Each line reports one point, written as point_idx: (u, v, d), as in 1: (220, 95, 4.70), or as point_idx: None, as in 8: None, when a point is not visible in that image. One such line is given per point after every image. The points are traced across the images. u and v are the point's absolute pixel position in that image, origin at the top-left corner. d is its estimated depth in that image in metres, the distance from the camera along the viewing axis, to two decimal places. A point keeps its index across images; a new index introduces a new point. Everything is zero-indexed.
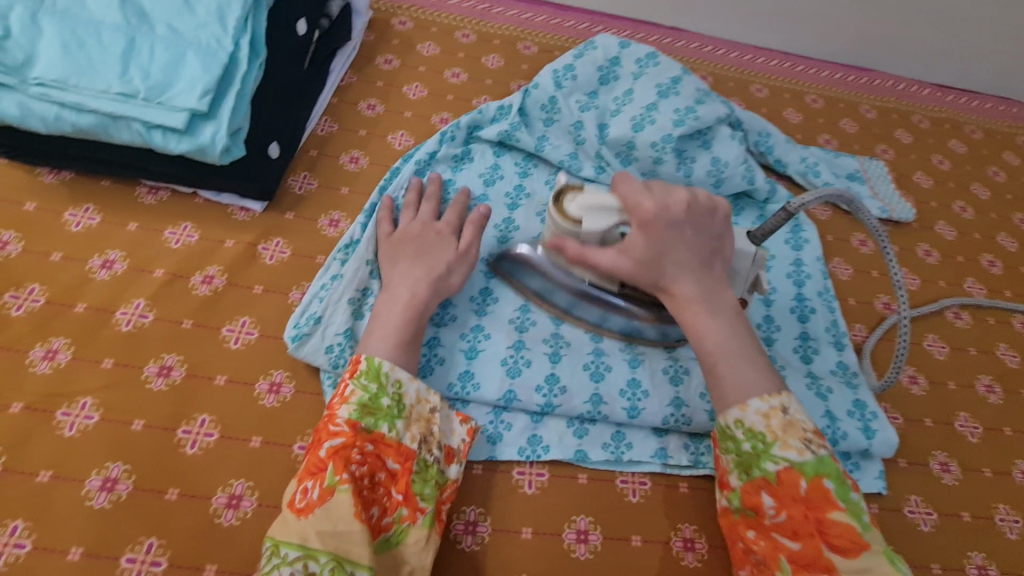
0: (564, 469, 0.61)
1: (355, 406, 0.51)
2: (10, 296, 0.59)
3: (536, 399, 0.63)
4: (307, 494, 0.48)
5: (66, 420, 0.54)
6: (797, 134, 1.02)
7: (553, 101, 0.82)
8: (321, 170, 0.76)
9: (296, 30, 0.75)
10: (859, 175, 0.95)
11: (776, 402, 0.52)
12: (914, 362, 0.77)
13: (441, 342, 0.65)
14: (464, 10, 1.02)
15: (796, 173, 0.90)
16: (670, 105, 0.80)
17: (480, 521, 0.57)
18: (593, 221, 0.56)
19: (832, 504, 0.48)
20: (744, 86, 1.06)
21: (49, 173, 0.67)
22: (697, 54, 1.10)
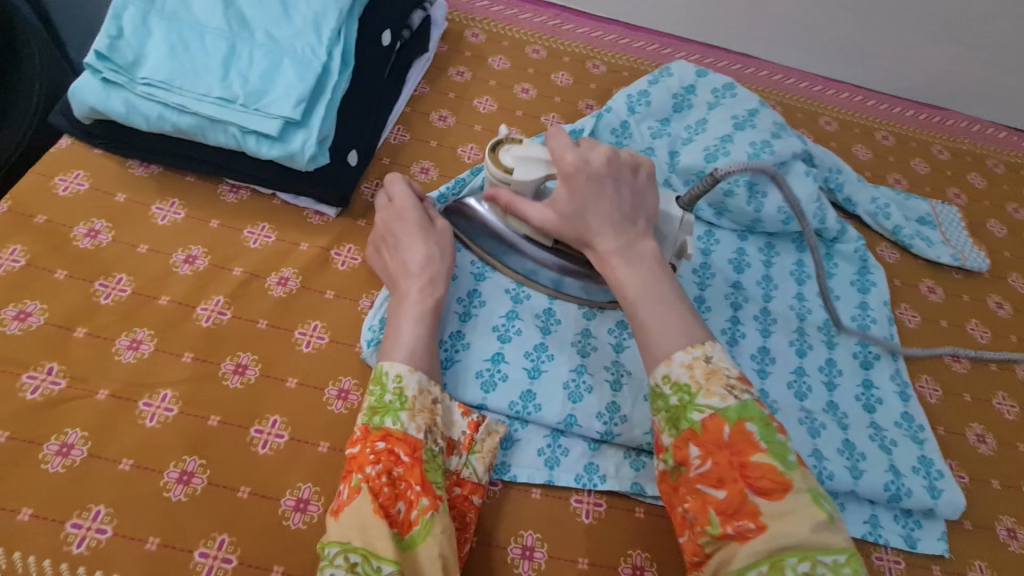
0: (621, 500, 0.61)
1: (366, 410, 0.53)
2: (99, 284, 0.62)
3: (596, 426, 0.62)
4: (340, 496, 0.50)
5: (148, 411, 0.55)
6: (866, 171, 0.99)
7: (625, 125, 0.82)
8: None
9: (380, 41, 0.76)
10: (930, 219, 0.92)
11: (699, 351, 0.49)
12: (981, 421, 0.74)
13: (504, 358, 0.65)
14: (536, 26, 1.02)
15: (867, 213, 0.88)
16: (746, 138, 0.78)
17: (537, 547, 0.57)
18: (524, 173, 0.59)
19: (754, 446, 0.45)
20: (813, 118, 1.04)
21: (139, 166, 0.70)
22: (767, 82, 1.08)
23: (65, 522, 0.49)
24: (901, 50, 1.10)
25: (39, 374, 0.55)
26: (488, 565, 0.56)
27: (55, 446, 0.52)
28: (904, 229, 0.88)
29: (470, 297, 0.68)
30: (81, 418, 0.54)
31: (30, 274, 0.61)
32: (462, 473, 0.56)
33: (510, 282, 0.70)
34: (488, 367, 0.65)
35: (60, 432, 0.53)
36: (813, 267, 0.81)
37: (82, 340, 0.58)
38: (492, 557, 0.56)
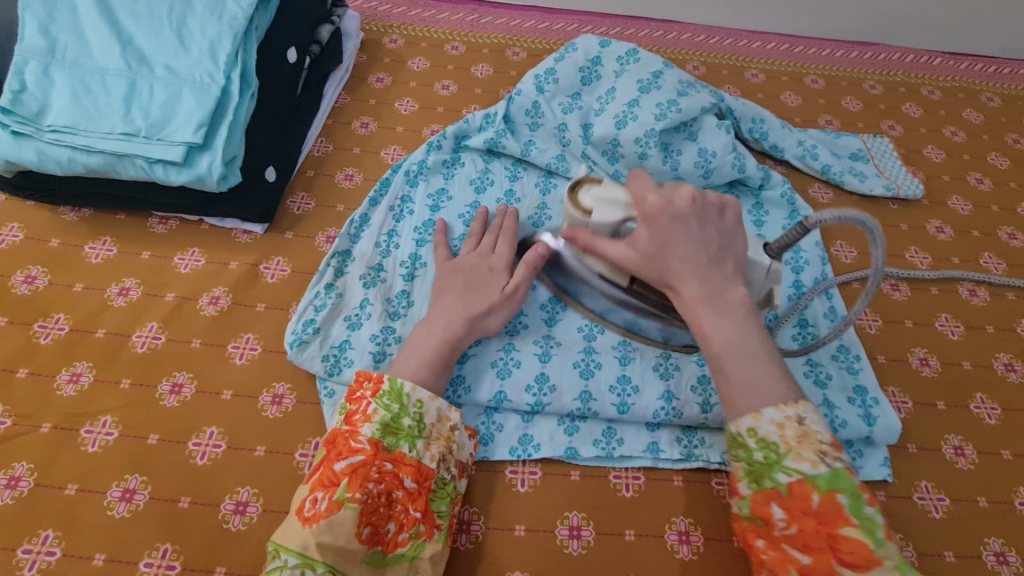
0: (556, 466, 0.63)
1: (378, 425, 0.53)
2: (39, 326, 0.65)
3: (527, 399, 0.64)
4: (315, 504, 0.50)
5: (90, 437, 0.58)
6: (796, 117, 0.99)
7: (536, 106, 0.83)
8: (317, 189, 0.80)
9: (287, 58, 0.78)
10: (862, 153, 0.92)
11: (792, 411, 0.50)
12: (923, 344, 0.74)
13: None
14: (452, 23, 1.04)
15: (794, 156, 0.89)
16: (651, 100, 0.80)
17: (474, 520, 0.59)
18: (601, 214, 0.59)
19: (845, 520, 0.47)
20: (738, 73, 1.05)
21: (70, 212, 0.73)
22: (690, 43, 1.09)
23: (16, 549, 0.52)
24: None
25: None
26: None
27: (3, 480, 0.55)
28: (833, 166, 0.88)
29: (400, 294, 0.69)
30: (27, 452, 0.57)
31: None
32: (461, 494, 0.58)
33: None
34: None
35: (7, 467, 0.56)
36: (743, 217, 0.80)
37: (24, 379, 0.61)
38: None
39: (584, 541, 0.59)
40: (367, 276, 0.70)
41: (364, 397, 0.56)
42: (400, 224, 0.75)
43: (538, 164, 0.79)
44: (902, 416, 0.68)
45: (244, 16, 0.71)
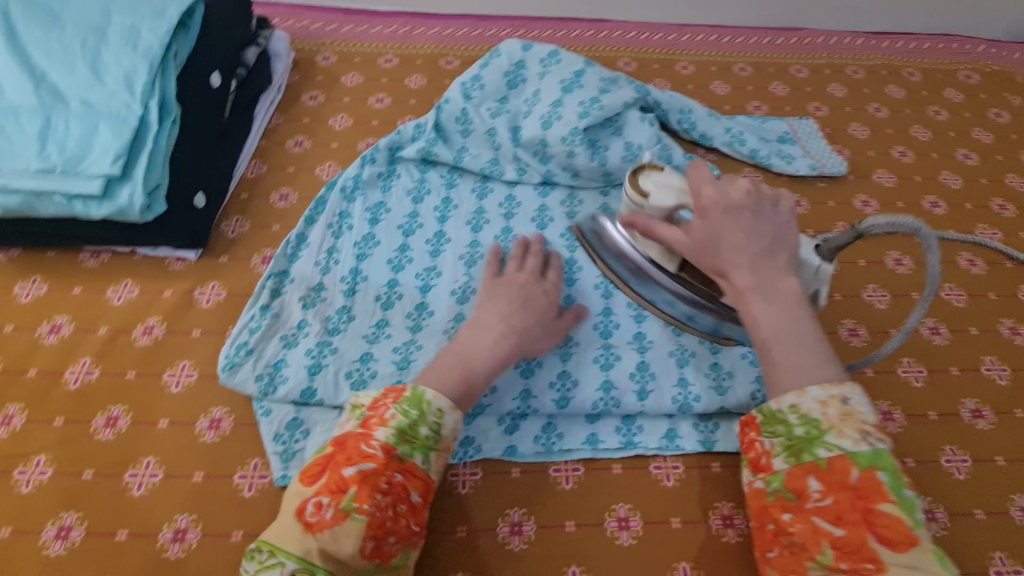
0: (698, 461, 0.66)
1: (393, 430, 0.52)
2: (168, 374, 0.66)
3: (631, 389, 0.67)
4: (320, 510, 0.49)
5: (244, 482, 0.60)
6: (846, 107, 0.99)
7: (462, 113, 0.80)
8: (252, 211, 0.80)
9: (211, 83, 0.78)
10: (788, 136, 0.92)
11: (838, 390, 0.49)
12: (1011, 316, 0.79)
13: (375, 355, 0.65)
14: (492, 39, 1.06)
15: (723, 144, 0.89)
16: (574, 99, 0.78)
17: (631, 517, 0.62)
18: (659, 198, 0.60)
19: (883, 496, 0.47)
20: (783, 70, 1.04)
21: (176, 260, 0.74)
22: (717, 45, 1.08)
23: None
24: None
25: (139, 471, 0.60)
26: (591, 542, 0.60)
27: (53, 532, 0.56)
28: (761, 151, 0.88)
29: (339, 310, 0.68)
30: (179, 502, 0.58)
31: (106, 381, 0.65)
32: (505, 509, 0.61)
33: (380, 289, 0.71)
34: (359, 366, 0.65)
35: (171, 520, 0.57)
36: None
37: (59, 428, 0.62)
38: (593, 534, 0.61)
39: (739, 529, 0.62)
40: (307, 297, 0.70)
41: (384, 402, 0.55)
42: (480, 235, 0.75)
43: (473, 170, 0.79)
44: (1003, 384, 0.73)
45: (160, 44, 0.72)
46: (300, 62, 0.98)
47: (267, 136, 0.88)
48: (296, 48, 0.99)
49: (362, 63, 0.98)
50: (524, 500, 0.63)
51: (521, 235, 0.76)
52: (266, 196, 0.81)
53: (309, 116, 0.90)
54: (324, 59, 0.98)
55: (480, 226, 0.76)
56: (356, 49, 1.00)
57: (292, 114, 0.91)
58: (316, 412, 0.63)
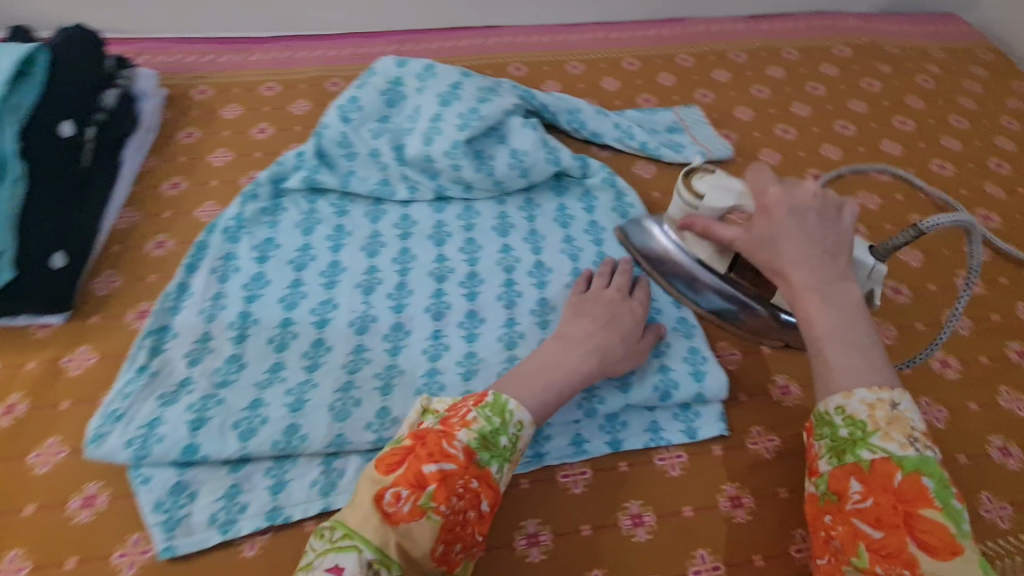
0: (699, 446, 0.65)
1: (474, 434, 0.54)
2: (33, 454, 0.60)
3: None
4: (396, 501, 0.50)
5: (123, 562, 0.54)
6: (731, 92, 1.05)
7: (345, 139, 0.82)
8: (178, 230, 0.80)
9: (59, 132, 0.74)
10: (677, 126, 0.97)
11: (885, 394, 0.52)
12: (965, 268, 0.82)
13: (357, 383, 0.66)
14: (423, 53, 1.07)
15: (614, 139, 0.92)
16: (453, 111, 0.80)
17: (644, 513, 0.61)
18: (716, 198, 0.63)
19: (925, 502, 0.48)
20: (669, 60, 1.11)
21: (37, 326, 0.69)
22: (606, 42, 1.13)
23: None
24: None
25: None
26: (604, 542, 0.59)
27: None
28: (649, 142, 0.92)
29: (229, 360, 0.67)
30: None
31: None
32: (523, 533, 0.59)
33: (272, 329, 0.71)
34: (340, 396, 0.64)
35: None
36: (574, 207, 0.85)
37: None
38: (610, 533, 0.59)
39: (748, 508, 0.62)
40: (193, 351, 0.68)
41: (463, 404, 0.57)
42: (377, 259, 0.78)
43: (363, 194, 0.82)
44: None
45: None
46: (233, 82, 0.99)
47: (190, 154, 0.88)
48: (247, 74, 1.01)
49: (307, 89, 0.99)
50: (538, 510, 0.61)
51: (484, 244, 0.81)
52: (191, 212, 0.82)
53: (228, 128, 0.93)
54: (266, 89, 0.99)
55: (442, 239, 0.81)
56: (297, 76, 1.01)
57: (211, 129, 0.92)
58: (201, 471, 0.59)
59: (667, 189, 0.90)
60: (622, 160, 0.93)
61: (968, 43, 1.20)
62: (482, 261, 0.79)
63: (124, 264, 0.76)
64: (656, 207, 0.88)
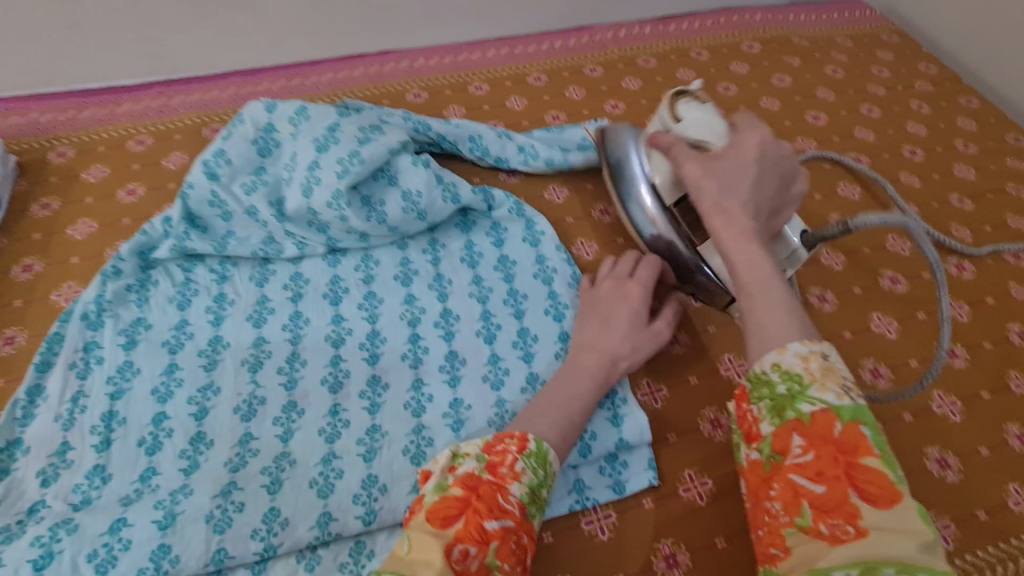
0: (627, 501, 0.60)
1: (527, 488, 0.50)
2: None
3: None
4: (467, 560, 0.44)
5: None
6: (642, 100, 1.02)
7: (213, 196, 0.73)
8: (30, 319, 0.70)
9: None
10: (587, 142, 0.92)
11: (817, 347, 0.48)
12: (888, 266, 0.80)
13: (239, 484, 0.58)
14: (314, 88, 1.00)
15: (519, 164, 0.87)
16: (331, 157, 0.72)
17: None
18: (690, 125, 0.63)
19: (867, 450, 0.42)
20: (578, 72, 1.06)
21: None
22: (511, 57, 1.08)
23: None
24: None
25: None
26: None
27: None
28: (558, 163, 0.86)
29: (89, 473, 0.58)
30: None
31: None
32: None
33: (143, 429, 0.62)
34: (220, 504, 0.56)
35: None
36: (482, 244, 0.79)
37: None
38: None
39: (683, 566, 0.57)
40: (47, 468, 0.59)
41: (508, 450, 0.52)
42: (265, 329, 0.70)
43: (245, 256, 0.74)
44: (961, 367, 0.71)
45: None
46: (100, 139, 0.90)
47: (47, 229, 0.78)
48: (116, 128, 0.91)
49: (184, 140, 0.90)
50: None
51: (386, 296, 0.74)
52: (46, 296, 0.72)
53: (91, 194, 0.83)
54: (135, 144, 0.89)
55: (339, 296, 0.73)
56: (173, 126, 0.92)
57: (73, 196, 0.82)
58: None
59: (581, 212, 0.85)
60: (533, 187, 0.87)
61: (873, 28, 1.20)
62: (383, 317, 0.72)
63: None
64: (570, 234, 0.83)
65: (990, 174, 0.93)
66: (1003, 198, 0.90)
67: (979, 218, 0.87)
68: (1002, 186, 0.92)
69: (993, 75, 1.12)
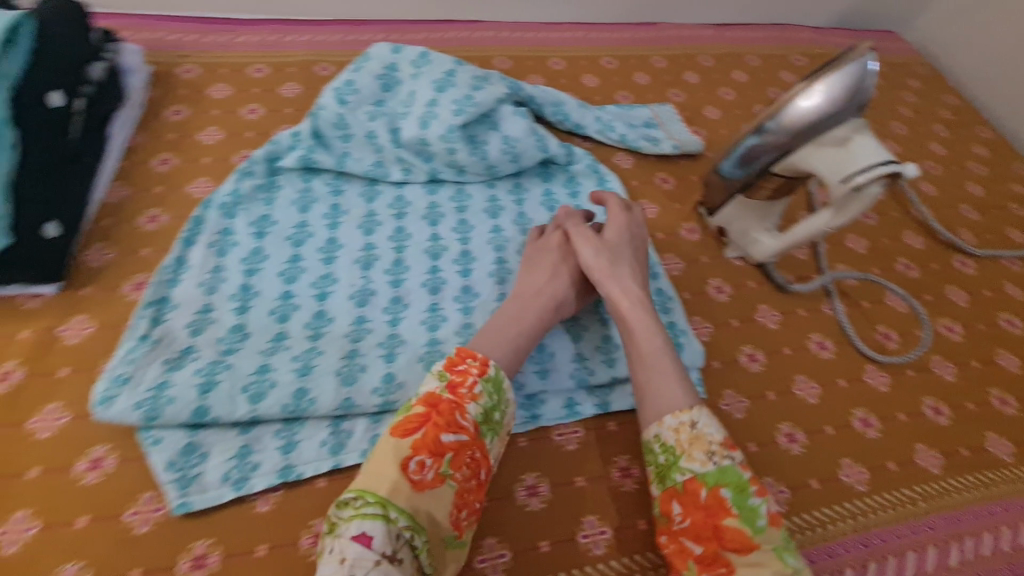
0: None
1: (481, 409, 0.56)
2: (32, 420, 0.60)
3: (532, 368, 0.70)
4: (422, 470, 0.52)
5: (136, 519, 0.56)
6: (700, 92, 1.14)
7: (342, 120, 0.84)
8: (171, 204, 0.80)
9: (48, 103, 0.72)
10: (652, 121, 1.04)
11: (686, 417, 0.59)
12: (902, 255, 0.93)
13: (361, 352, 0.69)
14: (410, 43, 1.10)
15: (595, 132, 0.98)
16: (449, 97, 0.86)
17: (631, 466, 0.67)
18: (845, 198, 0.68)
19: (726, 511, 0.54)
20: (644, 61, 1.18)
21: (31, 298, 0.68)
22: (587, 41, 1.19)
23: (172, 567, 0.55)
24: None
25: (6, 528, 0.54)
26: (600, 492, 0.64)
27: None
28: (629, 135, 0.99)
29: (231, 331, 0.68)
30: (61, 553, 0.54)
31: None
32: (533, 483, 0.64)
33: (273, 301, 0.72)
34: (346, 363, 0.68)
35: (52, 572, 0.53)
36: (559, 192, 0.91)
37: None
38: (602, 485, 0.65)
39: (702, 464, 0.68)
40: (194, 321, 0.69)
41: (469, 371, 0.58)
42: (373, 237, 0.81)
43: (358, 174, 0.85)
44: (957, 340, 0.84)
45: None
46: (222, 62, 0.99)
47: (179, 131, 0.88)
48: (234, 53, 1.00)
49: (296, 72, 1.00)
50: (538, 464, 0.65)
51: (476, 224, 0.85)
52: (183, 186, 0.82)
53: (217, 108, 0.92)
54: (254, 71, 0.99)
55: (436, 219, 0.84)
56: (286, 59, 1.02)
57: (199, 106, 0.91)
58: (212, 433, 0.61)
59: (644, 178, 0.97)
60: (604, 152, 0.99)
61: (905, 59, 1.34)
62: (473, 240, 0.83)
63: (115, 237, 0.75)
64: (635, 195, 0.94)
65: (996, 193, 1.07)
66: (1005, 214, 1.04)
67: (983, 227, 1.00)
68: (1005, 204, 1.05)
69: (1004, 111, 1.26)
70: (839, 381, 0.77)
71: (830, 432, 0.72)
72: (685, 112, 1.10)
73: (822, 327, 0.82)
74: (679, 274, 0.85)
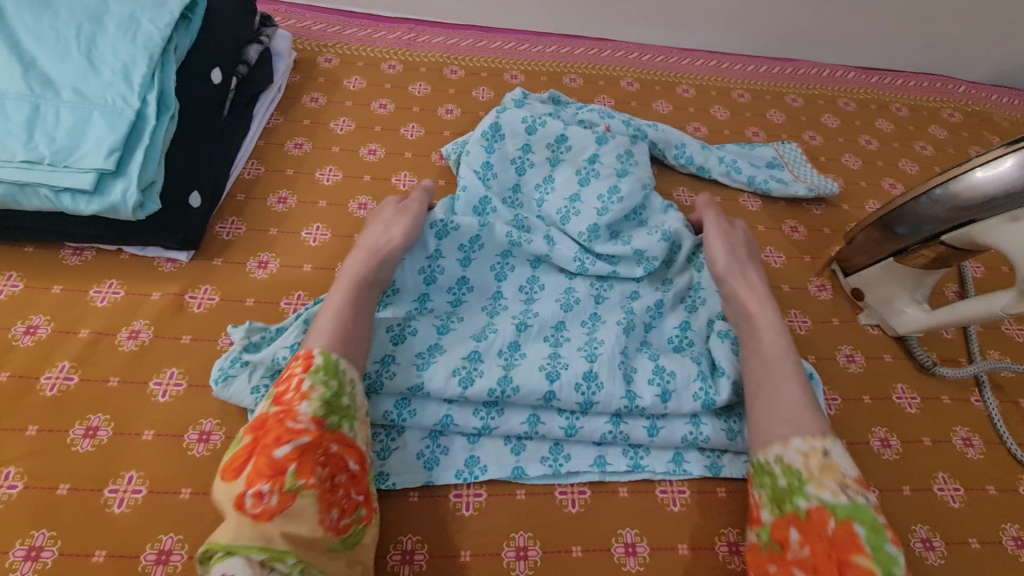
0: None
1: (318, 403, 0.51)
2: (153, 382, 0.62)
3: (640, 422, 0.63)
4: (263, 498, 0.46)
5: None
6: (840, 138, 1.06)
7: (497, 126, 0.79)
8: (299, 187, 0.81)
9: (210, 79, 0.76)
10: (777, 161, 0.96)
11: (818, 443, 0.54)
12: None
13: (483, 355, 0.64)
14: (539, 55, 1.09)
15: (720, 175, 0.92)
16: (592, 193, 0.76)
17: (741, 541, 0.61)
18: None
19: (858, 549, 0.48)
20: (780, 99, 1.11)
21: (167, 263, 0.71)
22: (718, 71, 1.14)
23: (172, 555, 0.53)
24: (930, 41, 1.19)
25: (120, 486, 0.55)
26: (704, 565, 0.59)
27: (22, 551, 0.51)
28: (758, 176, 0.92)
29: None
30: (164, 521, 0.54)
31: (119, 366, 0.62)
32: (633, 540, 0.59)
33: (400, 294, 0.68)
34: (466, 363, 0.62)
35: (155, 539, 0.53)
36: None
37: (33, 438, 0.57)
38: (707, 557, 0.59)
39: None
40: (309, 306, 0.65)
41: (294, 374, 0.53)
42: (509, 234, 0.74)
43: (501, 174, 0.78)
44: None
45: (161, 37, 0.69)
46: (359, 55, 1.01)
47: (313, 118, 0.90)
48: (370, 48, 1.02)
49: (427, 73, 1.01)
50: (638, 520, 0.60)
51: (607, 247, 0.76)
52: (312, 172, 0.83)
53: (350, 99, 0.94)
54: (387, 67, 1.00)
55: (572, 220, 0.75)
56: (418, 59, 1.03)
57: (333, 96, 0.94)
58: None
59: (771, 224, 0.90)
60: (729, 191, 0.93)
61: None
62: None
63: (247, 214, 0.77)
64: (761, 240, 0.87)
65: None
66: None
67: None
68: None
69: None
70: (988, 488, 0.67)
71: (975, 545, 0.63)
72: (819, 158, 1.02)
73: (968, 421, 0.72)
74: (806, 334, 0.78)
